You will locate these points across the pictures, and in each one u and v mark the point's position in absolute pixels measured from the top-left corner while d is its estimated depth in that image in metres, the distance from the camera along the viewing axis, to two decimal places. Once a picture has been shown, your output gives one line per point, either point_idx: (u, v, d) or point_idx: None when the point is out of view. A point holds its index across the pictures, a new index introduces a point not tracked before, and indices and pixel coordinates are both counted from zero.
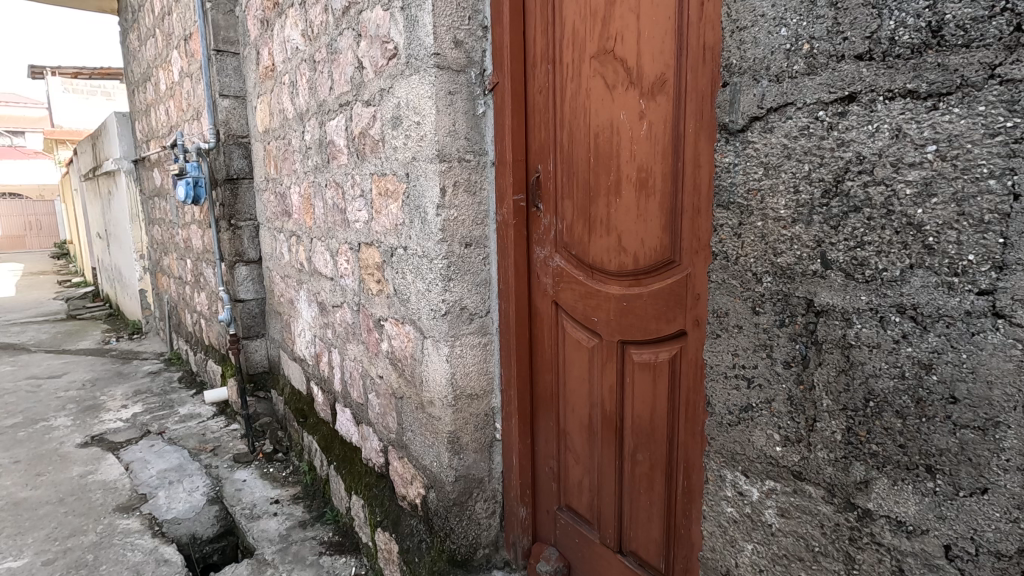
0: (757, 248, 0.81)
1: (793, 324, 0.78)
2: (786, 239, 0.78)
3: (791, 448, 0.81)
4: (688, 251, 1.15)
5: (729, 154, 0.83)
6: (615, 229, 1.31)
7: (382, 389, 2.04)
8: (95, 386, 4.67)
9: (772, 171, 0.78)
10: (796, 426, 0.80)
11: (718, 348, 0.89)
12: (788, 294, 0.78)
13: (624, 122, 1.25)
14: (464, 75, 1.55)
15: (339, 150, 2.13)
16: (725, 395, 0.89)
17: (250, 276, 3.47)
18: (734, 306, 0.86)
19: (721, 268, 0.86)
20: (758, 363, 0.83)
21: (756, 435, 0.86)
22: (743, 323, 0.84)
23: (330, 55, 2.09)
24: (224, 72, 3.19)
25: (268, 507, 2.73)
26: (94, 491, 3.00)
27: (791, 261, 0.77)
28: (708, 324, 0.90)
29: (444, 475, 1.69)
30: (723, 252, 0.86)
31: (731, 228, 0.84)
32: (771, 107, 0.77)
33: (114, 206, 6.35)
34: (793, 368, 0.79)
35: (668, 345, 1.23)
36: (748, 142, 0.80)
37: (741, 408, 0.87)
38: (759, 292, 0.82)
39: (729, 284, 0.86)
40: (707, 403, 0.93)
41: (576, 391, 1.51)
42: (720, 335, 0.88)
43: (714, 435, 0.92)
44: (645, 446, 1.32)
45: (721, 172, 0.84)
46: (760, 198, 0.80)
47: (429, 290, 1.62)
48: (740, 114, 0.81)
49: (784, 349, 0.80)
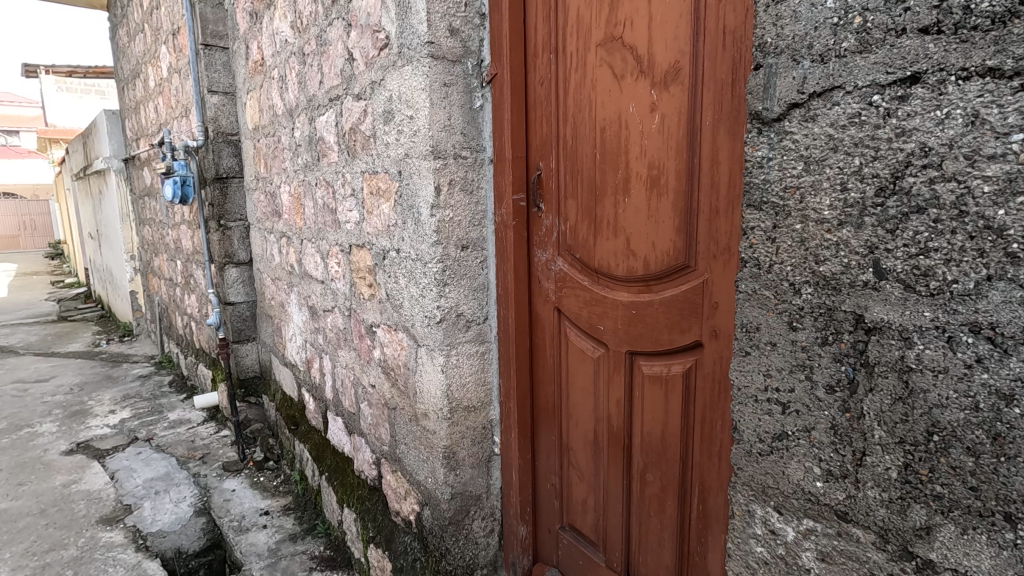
0: (795, 255, 0.72)
1: (839, 344, 0.69)
2: (831, 245, 0.68)
3: (834, 484, 0.72)
4: (704, 256, 1.05)
5: (762, 147, 0.73)
6: (622, 231, 1.22)
7: (375, 398, 1.94)
8: (82, 390, 4.55)
9: (814, 166, 0.68)
10: (842, 459, 0.71)
11: (747, 367, 0.79)
12: (832, 307, 0.69)
13: (633, 115, 1.15)
14: (460, 66, 1.45)
15: (329, 147, 2.03)
16: (756, 419, 0.80)
17: (240, 278, 3.36)
18: (766, 320, 0.76)
19: (752, 277, 0.77)
20: (794, 386, 0.74)
21: (792, 467, 0.76)
22: (777, 340, 0.75)
23: (320, 47, 1.98)
24: (213, 68, 3.09)
25: (257, 519, 2.62)
26: (77, 502, 2.89)
27: (837, 269, 0.68)
28: (736, 340, 0.80)
29: (440, 492, 1.58)
30: (754, 259, 0.76)
31: (763, 231, 0.75)
32: (814, 91, 0.67)
33: (104, 206, 6.23)
34: (838, 393, 0.70)
35: (681, 357, 1.13)
36: (785, 132, 0.71)
37: (774, 436, 0.78)
38: (797, 305, 0.72)
39: (761, 296, 0.76)
40: (734, 428, 0.84)
41: (580, 405, 1.41)
42: (750, 353, 0.79)
43: (742, 465, 0.83)
44: (656, 466, 1.22)
45: (751, 168, 0.75)
46: (800, 197, 0.70)
47: (423, 296, 1.52)
48: (777, 100, 0.71)
49: (828, 371, 0.70)
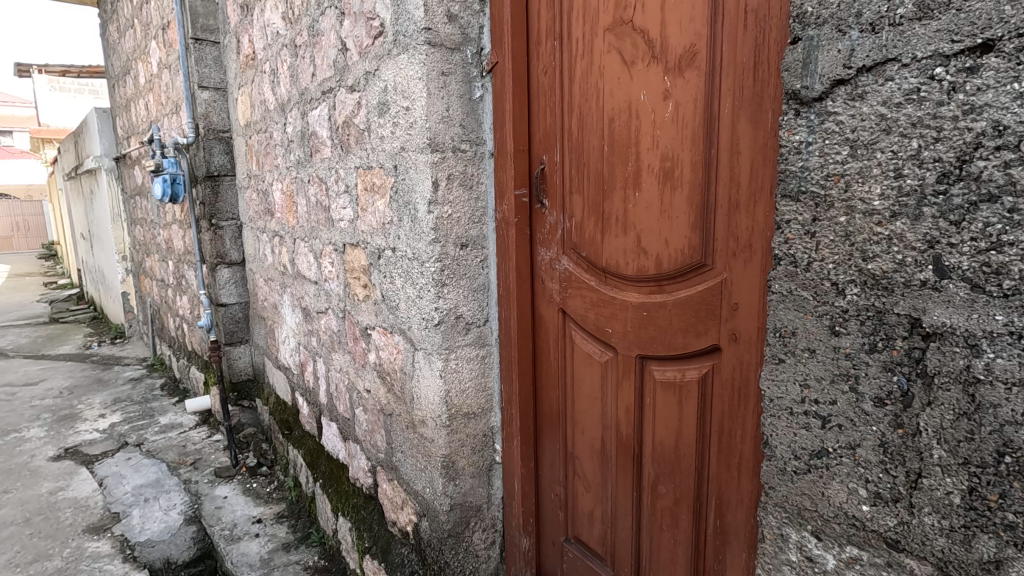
0: (839, 252, 0.65)
1: (890, 351, 0.63)
2: (881, 240, 0.62)
3: (883, 509, 0.66)
4: (722, 254, 0.98)
5: (800, 131, 0.67)
6: (633, 228, 1.14)
7: (370, 404, 1.86)
8: (72, 393, 4.45)
9: (861, 150, 0.62)
10: (894, 481, 0.64)
11: (781, 377, 0.73)
12: (883, 310, 0.63)
13: (645, 104, 1.08)
14: (459, 54, 1.37)
15: (322, 142, 1.95)
16: (792, 433, 0.73)
17: (232, 279, 3.27)
18: (804, 324, 0.70)
19: (788, 277, 0.71)
20: (837, 398, 0.68)
21: (833, 489, 0.70)
22: (817, 346, 0.69)
23: (312, 37, 1.91)
24: (203, 62, 3.00)
25: (249, 528, 2.53)
26: (63, 510, 2.80)
27: (889, 267, 0.62)
28: (768, 346, 0.74)
29: (438, 504, 1.51)
30: (790, 256, 0.70)
31: (800, 225, 0.69)
32: (863, 65, 0.61)
33: (96, 206, 6.14)
34: (889, 407, 0.64)
35: (696, 362, 1.06)
36: (828, 113, 0.65)
37: (812, 453, 0.72)
38: (841, 308, 0.66)
39: (798, 297, 0.70)
40: (764, 444, 0.78)
41: (587, 412, 1.33)
42: (785, 360, 0.73)
43: (775, 484, 0.76)
44: (669, 477, 1.15)
45: (787, 154, 0.69)
46: (845, 185, 0.64)
47: (420, 297, 1.45)
48: (818, 77, 0.65)
49: (877, 382, 0.64)
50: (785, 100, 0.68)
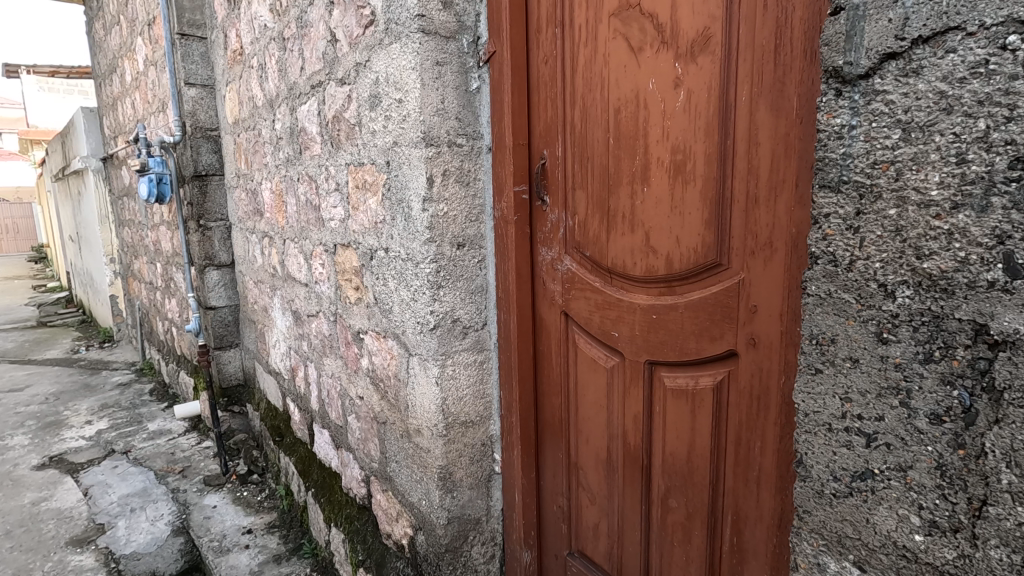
0: (889, 249, 0.60)
1: (949, 361, 0.57)
2: (939, 235, 0.56)
3: (940, 540, 0.60)
4: (740, 253, 0.92)
5: (843, 113, 0.61)
6: (640, 226, 1.07)
7: (363, 411, 1.78)
8: (58, 399, 4.34)
9: (916, 133, 0.57)
10: (954, 509, 0.59)
11: (819, 388, 0.68)
12: (942, 316, 0.57)
13: (654, 94, 1.01)
14: (454, 43, 1.30)
15: (311, 138, 1.87)
16: (831, 450, 0.68)
17: (222, 282, 3.18)
18: (846, 330, 0.64)
19: (827, 277, 0.65)
20: (884, 412, 0.62)
21: (880, 516, 0.65)
22: (862, 355, 0.63)
23: (300, 29, 1.83)
24: (189, 59, 2.91)
25: (239, 538, 2.44)
26: (46, 522, 2.70)
27: (949, 267, 0.56)
28: (805, 354, 0.69)
29: (435, 517, 1.43)
30: (831, 255, 0.64)
31: (842, 220, 0.63)
32: (919, 36, 0.55)
33: (83, 208, 6.02)
34: (947, 423, 0.58)
35: (710, 369, 0.99)
36: (877, 91, 0.59)
37: (854, 474, 0.66)
38: (891, 312, 0.60)
39: (839, 300, 0.64)
40: (799, 462, 0.73)
41: (591, 420, 1.26)
42: (824, 370, 0.67)
43: (812, 507, 0.71)
44: (680, 491, 1.08)
45: (827, 139, 0.63)
46: (895, 173, 0.58)
47: (415, 300, 1.38)
48: (865, 51, 0.59)
49: (934, 397, 0.58)
50: (825, 79, 0.63)
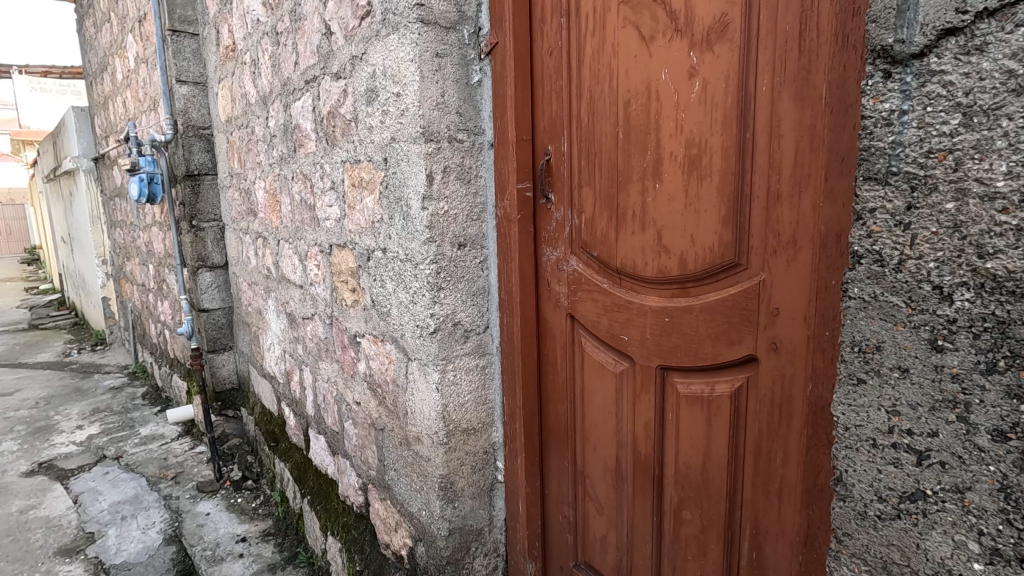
0: (946, 247, 0.56)
1: (1015, 372, 0.53)
2: (1006, 232, 0.52)
3: (1003, 569, 0.56)
4: (760, 252, 0.87)
5: (893, 98, 0.58)
6: (652, 224, 1.02)
7: (360, 417, 1.73)
8: (48, 404, 4.26)
9: (978, 118, 0.53)
10: (1020, 535, 0.54)
11: (863, 400, 0.64)
12: (1008, 321, 0.53)
13: (667, 85, 0.95)
14: (454, 34, 1.25)
15: (306, 136, 1.81)
16: (875, 468, 0.64)
17: (215, 283, 3.11)
18: (894, 336, 0.61)
19: (872, 279, 0.62)
20: (938, 427, 0.59)
21: (933, 541, 0.61)
22: (913, 365, 0.60)
23: (294, 23, 1.77)
24: (181, 55, 2.84)
25: (233, 547, 2.38)
26: (34, 531, 2.63)
27: (1016, 268, 0.52)
28: (847, 362, 0.65)
29: (436, 528, 1.38)
30: (877, 253, 0.61)
31: (890, 216, 0.60)
32: (984, 9, 0.51)
33: (75, 209, 5.93)
34: (1012, 439, 0.54)
35: (728, 376, 0.94)
36: (933, 73, 0.55)
37: (902, 495, 0.62)
38: (947, 317, 0.56)
39: (887, 303, 0.61)
40: (838, 480, 0.69)
41: (599, 428, 1.21)
42: (867, 380, 0.64)
43: (854, 530, 0.67)
44: (695, 502, 1.03)
45: (874, 126, 0.60)
46: (954, 162, 0.55)
47: (414, 302, 1.32)
48: (921, 27, 0.55)
49: (998, 412, 0.54)
50: (872, 59, 0.59)
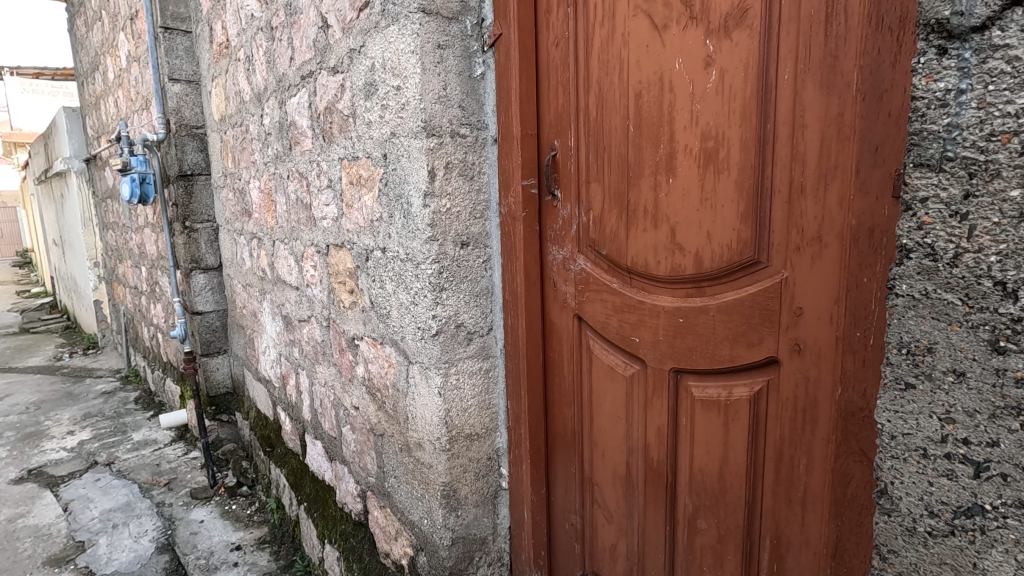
0: (1010, 239, 0.53)
1: None
2: None
3: None
4: (782, 249, 0.83)
5: (951, 77, 0.55)
6: (665, 220, 0.97)
7: (359, 422, 1.68)
8: (38, 409, 4.18)
9: None
10: None
11: (913, 407, 0.61)
12: None
13: (681, 75, 0.91)
14: (457, 25, 1.20)
15: (302, 133, 1.76)
16: (925, 480, 0.61)
17: (208, 286, 3.05)
18: (948, 337, 0.58)
19: (923, 275, 0.59)
20: (1000, 435, 0.55)
21: (994, 561, 0.57)
22: (971, 367, 0.56)
23: (289, 17, 1.73)
24: (173, 53, 2.79)
25: (227, 556, 2.32)
26: (22, 540, 2.56)
27: None
28: (896, 365, 0.62)
29: (438, 538, 1.33)
30: (932, 247, 0.58)
31: (944, 209, 0.57)
32: None
33: (67, 210, 5.85)
34: None
35: (748, 379, 0.90)
36: (994, 47, 0.52)
37: (957, 510, 0.59)
38: (1010, 316, 0.53)
39: (940, 302, 0.58)
40: (883, 494, 0.66)
41: (608, 434, 1.16)
42: (917, 385, 0.61)
43: (901, 548, 0.65)
44: (711, 511, 0.99)
45: (926, 107, 0.57)
46: (1019, 146, 0.51)
47: (415, 304, 1.27)
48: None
49: None
50: (925, 34, 0.56)
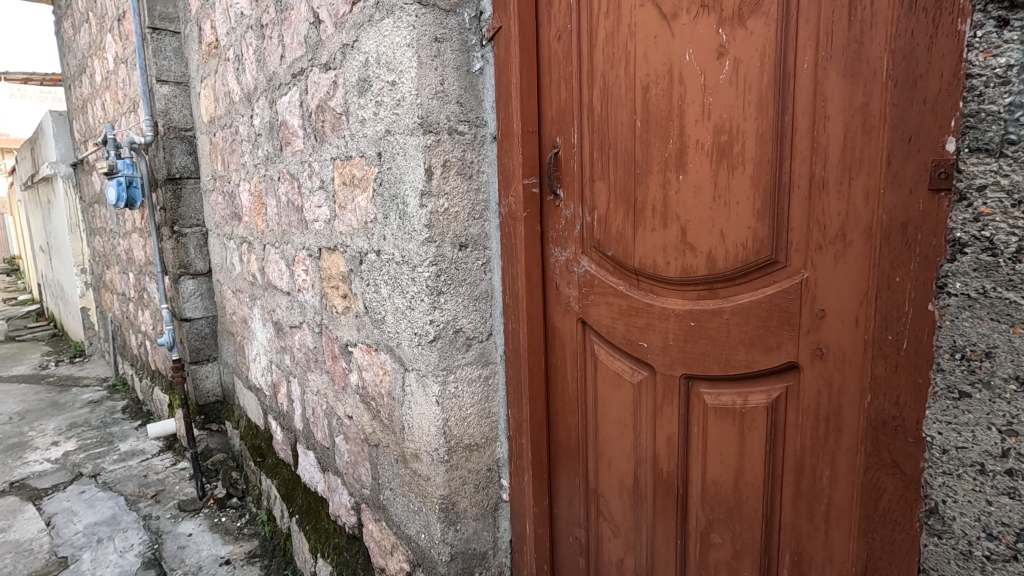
0: None
1: None
2: None
3: None
4: (802, 247, 0.78)
5: (1013, 51, 0.53)
6: (674, 219, 0.93)
7: (352, 432, 1.62)
8: (22, 419, 4.06)
9: None
10: None
11: (970, 418, 0.60)
12: None
13: (692, 67, 0.86)
14: (455, 17, 1.16)
15: (293, 133, 1.71)
16: (984, 499, 0.60)
17: (197, 291, 2.98)
18: (1010, 339, 0.56)
19: (981, 271, 0.58)
20: None
21: None
22: None
23: (280, 14, 1.68)
24: (161, 54, 2.73)
25: (216, 571, 2.24)
26: (2, 556, 2.46)
27: None
28: (953, 371, 0.61)
29: (436, 553, 1.27)
30: (992, 240, 0.56)
31: (1006, 197, 0.55)
32: None
33: (53, 217, 5.75)
34: None
35: (764, 385, 0.86)
36: None
37: (1019, 531, 0.58)
38: None
39: (1001, 303, 0.56)
40: (937, 515, 0.64)
41: (615, 443, 1.11)
42: (974, 394, 0.59)
43: (954, 572, 0.64)
44: (725, 525, 0.94)
45: (985, 85, 0.56)
46: None
47: (412, 308, 1.22)
48: None
49: None
50: (984, 7, 0.55)
